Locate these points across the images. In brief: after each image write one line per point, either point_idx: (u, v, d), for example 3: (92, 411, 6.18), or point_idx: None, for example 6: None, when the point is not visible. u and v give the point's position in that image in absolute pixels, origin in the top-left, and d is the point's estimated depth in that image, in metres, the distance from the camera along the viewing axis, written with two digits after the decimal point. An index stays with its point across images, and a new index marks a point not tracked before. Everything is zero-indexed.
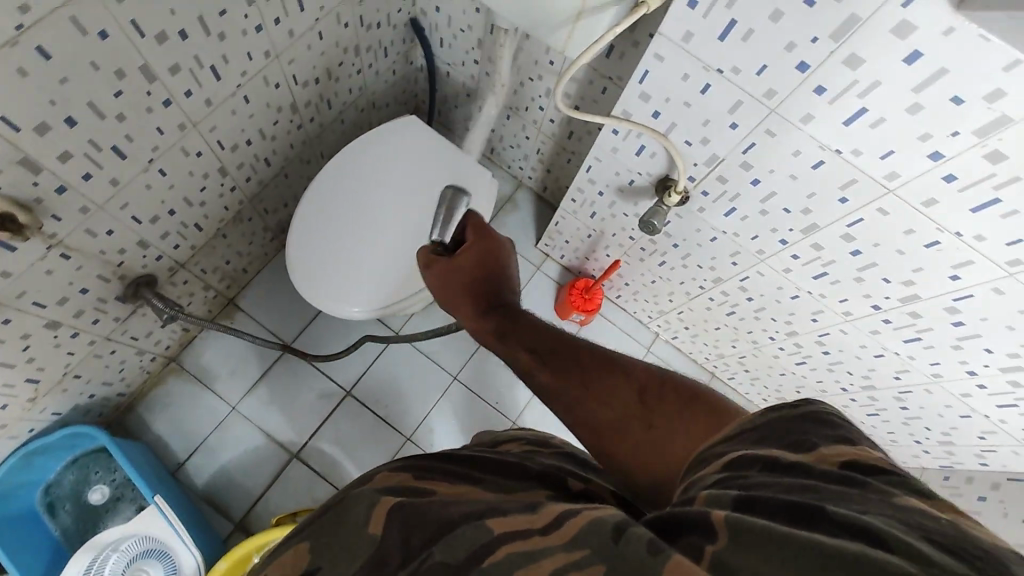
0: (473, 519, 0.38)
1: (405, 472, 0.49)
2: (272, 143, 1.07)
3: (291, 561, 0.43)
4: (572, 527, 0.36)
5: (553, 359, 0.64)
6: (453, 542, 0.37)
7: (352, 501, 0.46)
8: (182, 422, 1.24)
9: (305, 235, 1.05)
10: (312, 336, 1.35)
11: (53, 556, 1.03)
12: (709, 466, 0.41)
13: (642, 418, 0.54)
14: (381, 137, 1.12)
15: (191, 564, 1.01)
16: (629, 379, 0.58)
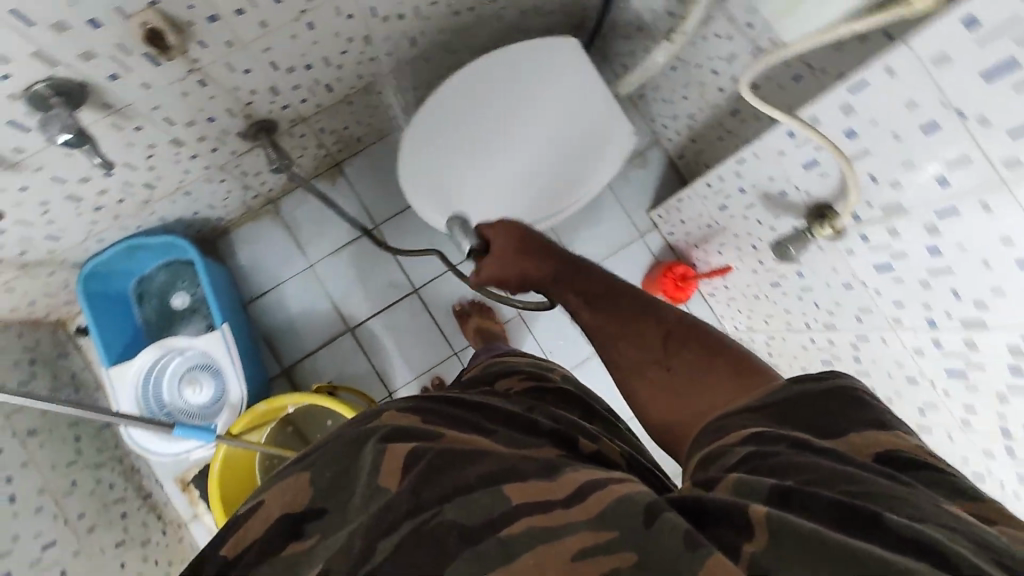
0: (488, 487, 0.40)
1: (410, 417, 0.52)
2: (423, 24, 1.01)
3: (293, 490, 0.45)
4: (598, 505, 0.38)
5: (599, 303, 0.72)
6: (471, 506, 0.39)
7: (356, 440, 0.48)
8: (264, 263, 1.30)
9: (423, 132, 1.01)
10: (400, 225, 1.35)
11: (132, 340, 1.15)
12: (738, 432, 0.44)
13: (663, 364, 0.62)
14: (530, 54, 1.03)
15: (236, 394, 1.07)
16: (658, 327, 0.66)
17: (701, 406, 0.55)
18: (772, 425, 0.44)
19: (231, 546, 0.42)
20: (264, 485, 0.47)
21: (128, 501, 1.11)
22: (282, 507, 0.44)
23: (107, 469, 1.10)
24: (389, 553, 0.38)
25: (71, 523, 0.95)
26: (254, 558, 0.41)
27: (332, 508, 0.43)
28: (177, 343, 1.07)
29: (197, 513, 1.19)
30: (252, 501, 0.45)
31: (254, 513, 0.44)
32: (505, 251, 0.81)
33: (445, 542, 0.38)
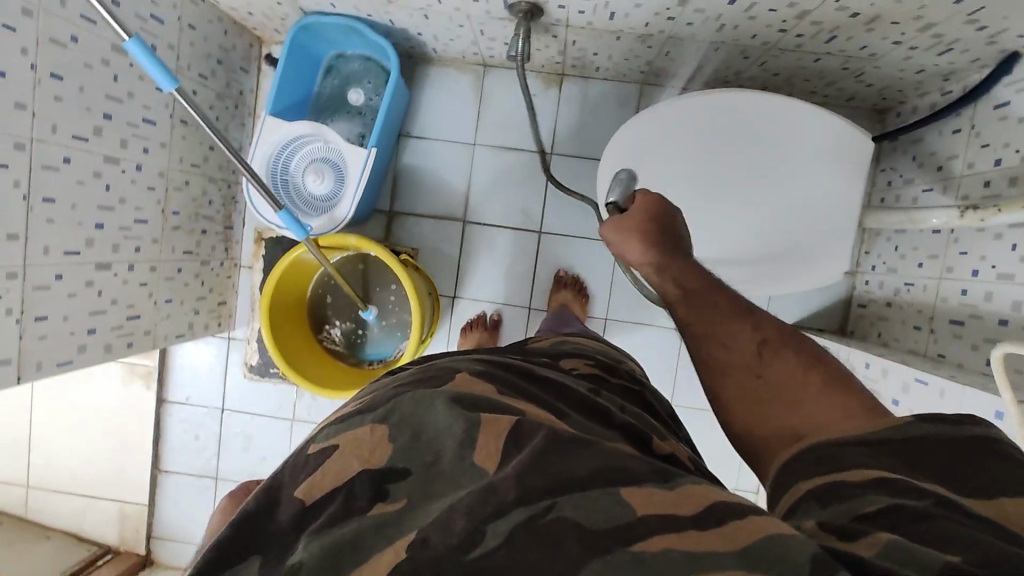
0: (605, 488, 0.40)
1: (485, 384, 0.55)
2: (745, 20, 0.88)
3: (369, 444, 0.48)
4: (746, 541, 0.36)
5: (694, 300, 0.70)
6: (590, 506, 0.40)
7: (439, 403, 0.50)
8: (439, 113, 1.28)
9: (646, 133, 0.93)
10: (572, 167, 1.27)
11: (299, 103, 1.17)
12: (855, 473, 0.46)
13: (753, 371, 0.62)
14: (810, 145, 0.90)
15: (342, 213, 1.09)
16: (752, 333, 0.65)
17: (789, 421, 0.58)
18: (895, 465, 0.46)
19: (306, 487, 0.47)
20: (338, 431, 0.51)
21: (213, 222, 1.20)
22: (357, 460, 0.47)
23: (216, 187, 1.18)
24: (500, 540, 0.39)
25: (166, 214, 1.05)
26: (337, 508, 0.45)
27: (416, 471, 0.46)
28: (328, 136, 1.09)
29: (252, 267, 1.31)
30: (327, 445, 0.49)
31: (329, 459, 0.48)
32: (631, 222, 0.76)
33: (562, 539, 0.38)
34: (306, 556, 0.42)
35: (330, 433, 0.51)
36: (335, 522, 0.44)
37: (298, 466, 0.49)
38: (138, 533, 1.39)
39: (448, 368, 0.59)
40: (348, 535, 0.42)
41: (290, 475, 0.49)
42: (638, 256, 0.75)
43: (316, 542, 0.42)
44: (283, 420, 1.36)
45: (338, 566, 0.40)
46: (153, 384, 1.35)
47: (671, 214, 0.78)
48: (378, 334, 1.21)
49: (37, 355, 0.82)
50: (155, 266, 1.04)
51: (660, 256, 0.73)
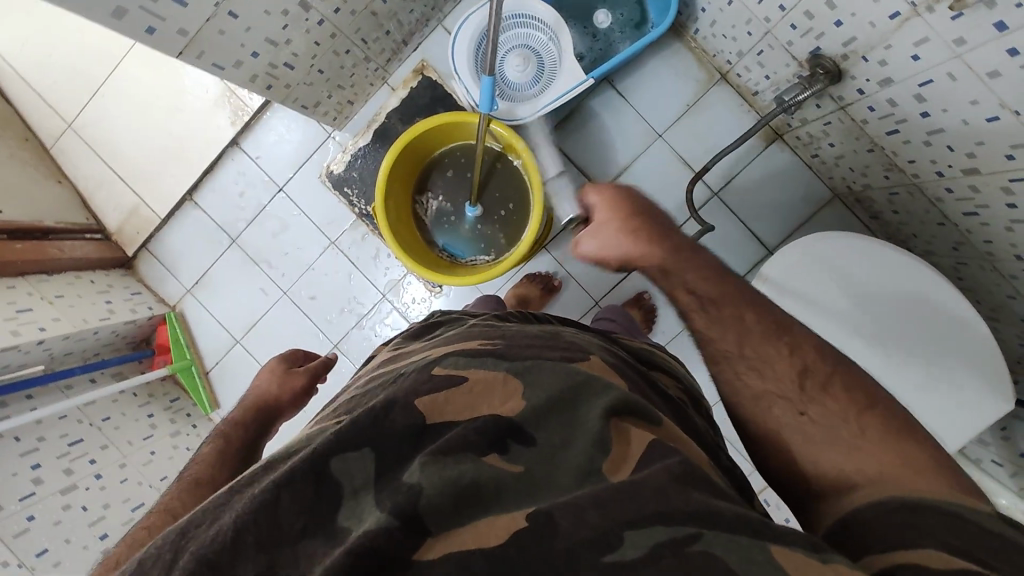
0: (756, 538, 0.34)
1: (618, 377, 0.50)
2: (1000, 226, 0.84)
3: (502, 394, 0.46)
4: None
5: (718, 311, 0.58)
6: (739, 550, 0.34)
7: (575, 380, 0.46)
8: (654, 85, 1.22)
9: (823, 253, 0.87)
10: (724, 218, 1.22)
11: None
12: (939, 561, 0.39)
13: (794, 404, 0.53)
14: (978, 361, 0.83)
15: (520, 114, 1.06)
16: (791, 359, 0.55)
17: (840, 464, 0.50)
18: (977, 550, 0.40)
19: (429, 403, 0.45)
20: (466, 363, 0.49)
21: (400, 29, 1.13)
22: (486, 407, 0.45)
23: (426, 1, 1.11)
24: (641, 551, 0.33)
25: None
26: (456, 439, 0.41)
27: (541, 444, 0.42)
28: (562, 40, 1.04)
29: (396, 91, 1.25)
30: (457, 375, 0.47)
31: (458, 388, 0.46)
32: (604, 225, 0.62)
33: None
34: (425, 480, 0.38)
35: (459, 364, 0.49)
36: (450, 451, 0.40)
37: (421, 381, 0.47)
38: (135, 236, 1.36)
39: (579, 346, 0.54)
40: (469, 476, 0.38)
41: (409, 386, 0.47)
42: (642, 261, 0.60)
43: (434, 469, 0.39)
44: (323, 237, 1.32)
45: (460, 513, 0.37)
46: (238, 124, 1.30)
47: (639, 198, 0.63)
48: (465, 232, 1.17)
49: (206, 45, 0.77)
50: (335, 35, 0.98)
51: (667, 254, 0.60)
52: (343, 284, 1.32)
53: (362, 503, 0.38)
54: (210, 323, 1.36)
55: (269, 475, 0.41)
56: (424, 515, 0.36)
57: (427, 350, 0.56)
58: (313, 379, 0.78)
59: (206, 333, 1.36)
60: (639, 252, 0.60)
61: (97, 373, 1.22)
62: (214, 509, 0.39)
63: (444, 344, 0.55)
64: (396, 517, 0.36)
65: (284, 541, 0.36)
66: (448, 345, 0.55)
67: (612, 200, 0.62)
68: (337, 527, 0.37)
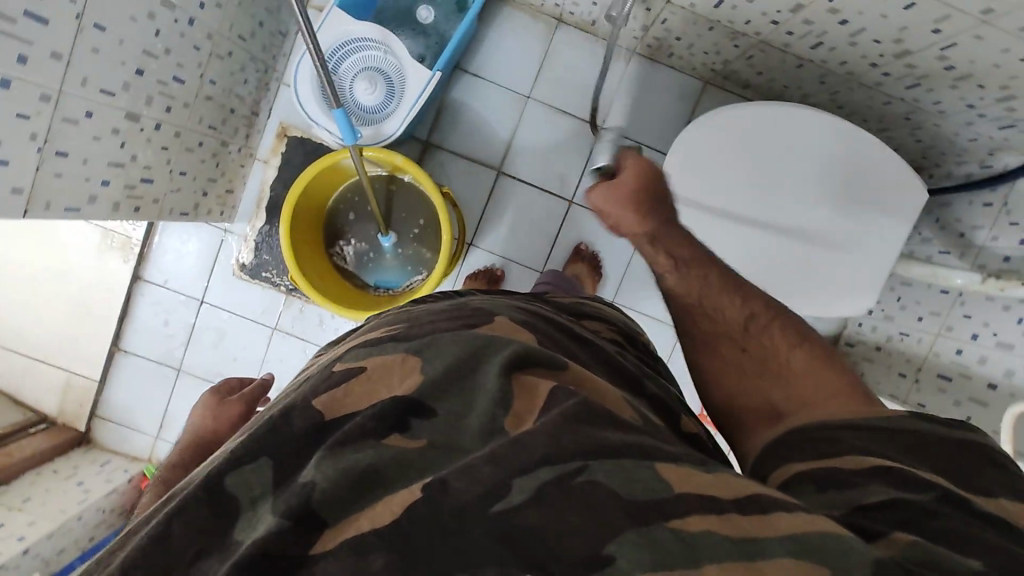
0: (644, 459, 0.37)
1: (524, 332, 0.51)
2: (845, 44, 0.89)
3: (399, 370, 0.45)
4: (790, 528, 0.33)
5: (689, 271, 0.66)
6: (626, 473, 0.36)
7: (476, 344, 0.47)
8: (502, 54, 1.24)
9: (708, 134, 0.90)
10: None
11: (365, 5, 1.11)
12: (851, 462, 0.44)
13: (738, 343, 0.60)
14: (884, 171, 0.89)
15: (390, 131, 1.06)
16: (741, 305, 0.62)
17: (774, 395, 0.55)
18: (890, 451, 0.45)
19: (327, 401, 0.43)
20: (368, 353, 0.48)
21: (242, 104, 1.12)
22: (386, 388, 0.43)
23: (254, 68, 1.11)
24: (528, 494, 0.35)
25: (202, 82, 0.97)
26: (353, 429, 0.40)
27: (442, 413, 0.42)
28: (395, 50, 1.04)
29: (268, 162, 1.24)
30: (355, 366, 0.46)
31: (356, 378, 0.45)
32: (622, 184, 0.70)
33: (598, 504, 0.34)
34: (319, 475, 0.38)
35: (360, 355, 0.49)
36: (350, 441, 0.40)
37: (322, 380, 0.46)
38: (81, 408, 1.31)
39: (484, 310, 0.56)
40: (367, 463, 0.38)
41: (311, 385, 0.46)
42: (642, 225, 0.69)
43: (331, 462, 0.38)
44: (264, 326, 1.29)
45: (359, 497, 0.37)
46: (131, 258, 1.26)
47: (659, 179, 0.71)
48: (390, 263, 1.17)
49: (48, 193, 0.74)
50: (177, 134, 0.96)
51: (655, 222, 0.69)
52: (301, 361, 1.30)
53: (258, 511, 0.37)
54: None
55: (162, 505, 0.40)
56: (320, 508, 0.37)
57: (336, 349, 0.56)
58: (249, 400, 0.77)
59: None
60: (636, 219, 0.69)
61: None
62: (110, 551, 0.39)
63: (355, 337, 0.55)
64: (288, 519, 0.36)
65: (176, 567, 0.36)
66: (356, 339, 0.55)
67: (644, 172, 0.71)
68: (231, 542, 0.36)
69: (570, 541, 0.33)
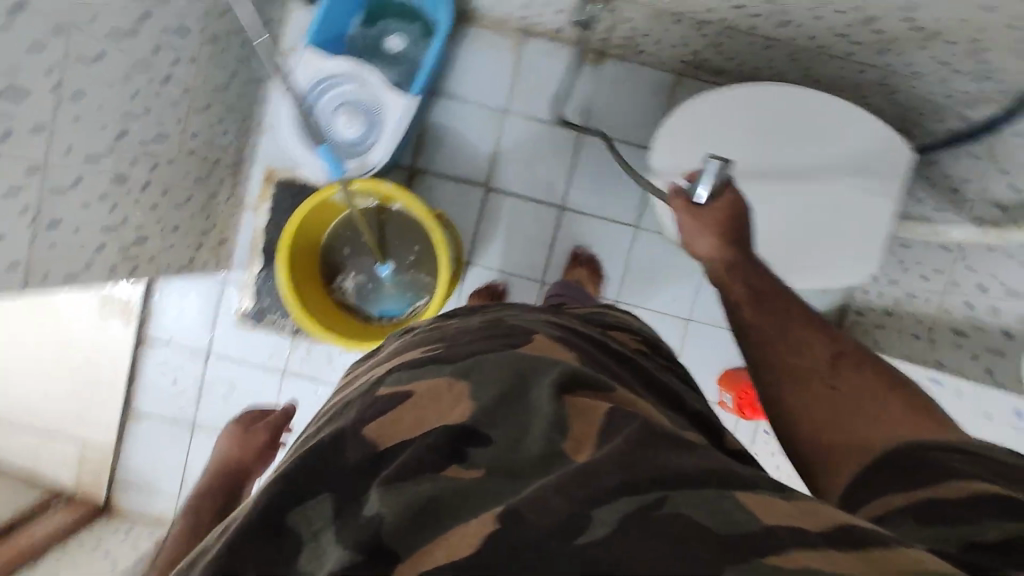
0: (723, 491, 0.36)
1: (561, 349, 0.52)
2: (809, 19, 0.90)
3: (447, 400, 0.45)
4: (884, 562, 0.31)
5: (769, 305, 0.68)
6: (708, 505, 0.35)
7: (522, 367, 0.47)
8: (475, 72, 1.25)
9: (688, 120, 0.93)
10: (600, 147, 1.26)
11: (335, 43, 1.13)
12: (954, 492, 0.42)
13: (825, 378, 0.59)
14: (870, 136, 0.88)
15: (375, 160, 1.06)
16: (829, 344, 0.62)
17: (865, 432, 0.52)
18: (988, 476, 0.43)
19: (378, 429, 0.43)
20: (411, 376, 0.48)
21: (226, 155, 1.13)
22: (435, 415, 0.44)
23: (233, 118, 1.12)
24: (609, 526, 0.34)
25: (185, 138, 0.98)
26: (410, 462, 0.40)
27: (500, 440, 0.42)
28: (369, 80, 1.05)
29: (258, 208, 1.24)
30: (400, 391, 0.46)
31: (402, 406, 0.45)
32: (712, 214, 0.78)
33: (684, 535, 0.33)
34: (384, 509, 0.37)
35: (403, 378, 0.48)
36: (408, 473, 0.40)
37: (368, 405, 0.46)
38: (99, 477, 1.30)
39: (517, 326, 0.56)
40: (430, 494, 0.38)
41: (357, 412, 0.46)
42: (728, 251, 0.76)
43: (394, 495, 0.38)
44: (273, 371, 1.29)
45: (422, 528, 0.36)
46: (133, 321, 1.26)
47: (748, 225, 0.78)
48: (390, 290, 1.17)
49: (44, 264, 0.75)
50: (166, 190, 0.97)
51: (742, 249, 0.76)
52: (314, 401, 1.29)
53: (322, 542, 0.37)
54: None
55: (223, 535, 0.39)
56: (388, 540, 0.36)
57: (373, 368, 0.56)
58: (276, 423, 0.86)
59: None
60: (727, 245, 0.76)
61: None
62: None
63: (393, 358, 0.55)
64: (357, 553, 0.35)
65: None
66: (392, 359, 0.55)
67: (742, 203, 0.79)
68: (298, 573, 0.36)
69: (645, 568, 0.32)
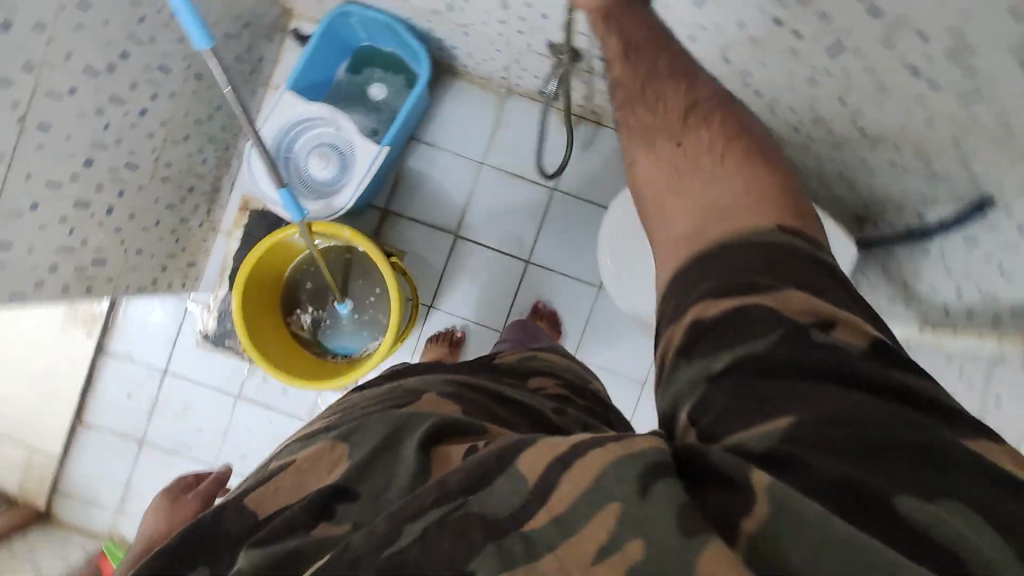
0: (503, 462, 0.43)
1: (448, 408, 0.55)
2: (765, 111, 0.93)
3: (326, 463, 0.47)
4: (593, 467, 0.40)
5: (650, 90, 0.59)
6: (489, 489, 0.41)
7: (399, 421, 0.49)
8: (455, 123, 1.29)
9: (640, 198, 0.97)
10: (570, 206, 1.29)
11: (319, 86, 1.17)
12: (736, 346, 0.47)
13: (697, 177, 0.55)
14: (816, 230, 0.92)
15: (340, 203, 1.09)
16: (683, 99, 0.58)
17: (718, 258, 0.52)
18: (783, 350, 0.46)
19: (256, 499, 0.45)
20: (300, 446, 0.50)
21: (203, 181, 1.17)
22: (313, 480, 0.46)
23: (213, 148, 1.16)
24: (414, 538, 0.38)
25: (158, 165, 1.01)
26: (283, 524, 0.43)
27: (366, 493, 0.44)
28: (343, 126, 1.09)
29: (230, 234, 1.27)
30: (285, 462, 0.49)
31: (284, 473, 0.47)
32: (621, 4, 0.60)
33: (469, 528, 0.39)
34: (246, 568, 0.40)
35: (293, 449, 0.50)
36: (276, 536, 0.42)
37: (255, 480, 0.48)
38: (42, 484, 1.30)
39: (414, 390, 0.59)
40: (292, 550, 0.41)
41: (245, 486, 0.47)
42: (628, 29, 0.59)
43: (259, 554, 0.41)
44: (227, 395, 1.30)
45: None
46: (95, 331, 1.28)
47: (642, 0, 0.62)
48: (347, 329, 1.18)
49: None
50: (133, 214, 1.00)
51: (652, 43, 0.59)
52: (263, 428, 1.29)
53: None
54: None
55: None
56: None
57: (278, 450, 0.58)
58: (207, 494, 0.81)
59: None
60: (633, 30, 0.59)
61: None
62: None
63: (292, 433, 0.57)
64: None
65: None
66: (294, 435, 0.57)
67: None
68: None
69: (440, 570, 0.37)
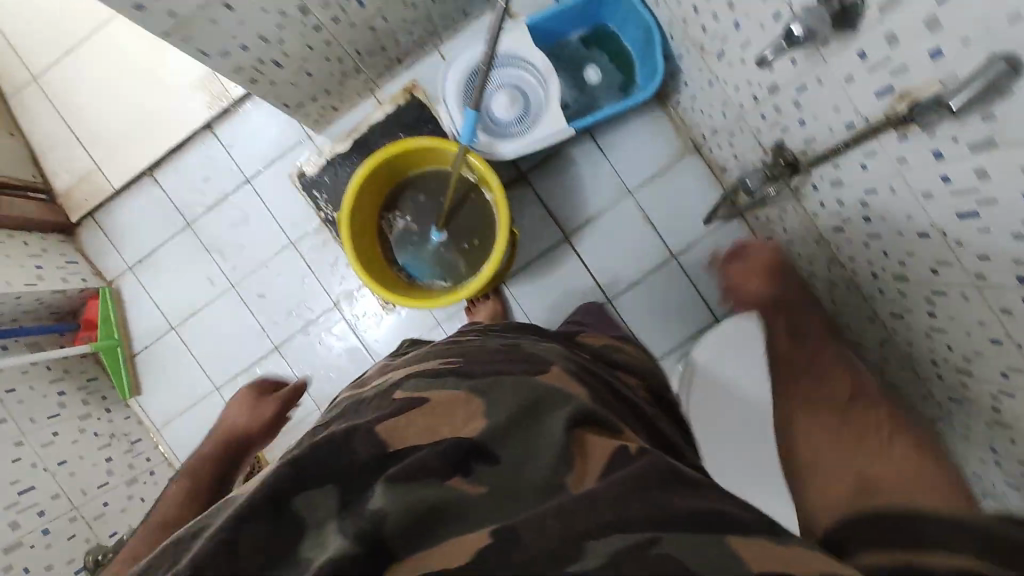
0: (715, 532, 0.44)
1: (573, 386, 0.61)
2: (921, 333, 0.90)
3: (462, 420, 0.55)
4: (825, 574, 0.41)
5: None
6: (689, 542, 0.43)
7: (530, 400, 0.57)
8: (631, 145, 1.27)
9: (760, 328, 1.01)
10: (676, 280, 1.27)
11: (548, 38, 1.15)
12: None
13: None
14: None
15: (503, 150, 1.07)
16: None
17: None
18: None
19: (392, 430, 0.55)
20: (434, 388, 0.61)
21: (394, 48, 1.15)
22: (449, 429, 0.55)
23: (423, 27, 1.14)
24: (601, 558, 0.42)
25: (375, 15, 0.99)
26: (421, 465, 0.51)
27: (500, 463, 0.52)
28: (549, 85, 1.09)
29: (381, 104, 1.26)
30: (422, 399, 0.59)
31: (423, 413, 0.57)
32: None
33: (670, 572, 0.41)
34: (388, 506, 0.48)
35: (425, 388, 0.61)
36: (411, 477, 0.50)
37: (391, 408, 0.58)
38: (85, 201, 1.31)
39: (535, 358, 0.67)
40: (433, 498, 0.48)
41: (385, 411, 0.58)
42: None
43: (400, 495, 0.48)
44: (284, 236, 1.29)
45: (424, 530, 0.47)
46: (215, 109, 1.28)
47: None
48: (427, 254, 1.17)
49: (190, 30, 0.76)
50: (327, 42, 0.98)
51: None
52: (295, 284, 1.29)
53: (329, 523, 0.48)
54: (147, 303, 1.31)
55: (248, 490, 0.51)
56: (392, 535, 0.47)
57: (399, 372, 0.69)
58: (285, 398, 1.02)
59: (143, 313, 1.31)
60: None
61: (13, 340, 1.15)
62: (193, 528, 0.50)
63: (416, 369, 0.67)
64: (359, 540, 0.46)
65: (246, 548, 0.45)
66: (417, 367, 0.68)
67: None
68: (301, 551, 0.46)
69: None
